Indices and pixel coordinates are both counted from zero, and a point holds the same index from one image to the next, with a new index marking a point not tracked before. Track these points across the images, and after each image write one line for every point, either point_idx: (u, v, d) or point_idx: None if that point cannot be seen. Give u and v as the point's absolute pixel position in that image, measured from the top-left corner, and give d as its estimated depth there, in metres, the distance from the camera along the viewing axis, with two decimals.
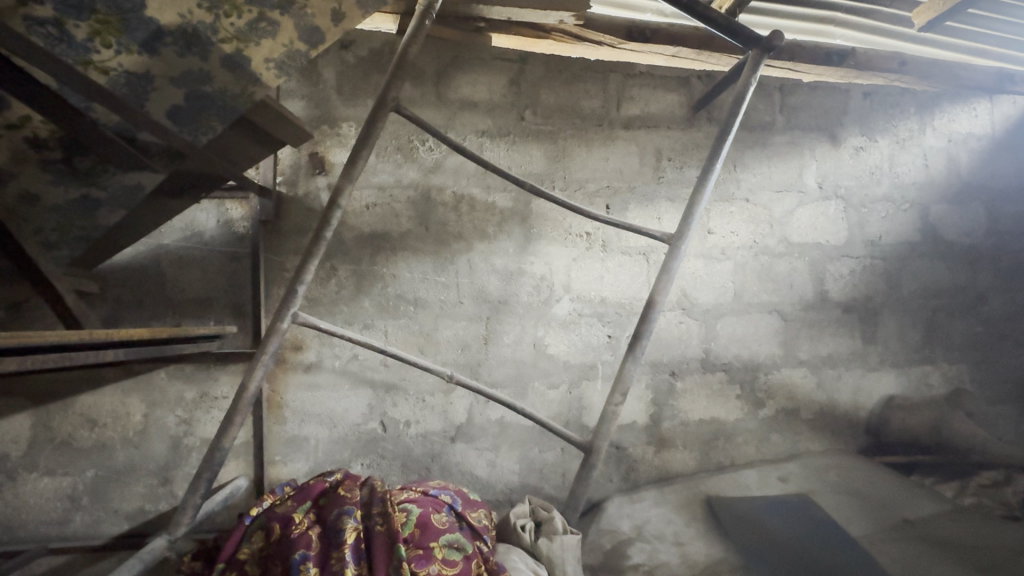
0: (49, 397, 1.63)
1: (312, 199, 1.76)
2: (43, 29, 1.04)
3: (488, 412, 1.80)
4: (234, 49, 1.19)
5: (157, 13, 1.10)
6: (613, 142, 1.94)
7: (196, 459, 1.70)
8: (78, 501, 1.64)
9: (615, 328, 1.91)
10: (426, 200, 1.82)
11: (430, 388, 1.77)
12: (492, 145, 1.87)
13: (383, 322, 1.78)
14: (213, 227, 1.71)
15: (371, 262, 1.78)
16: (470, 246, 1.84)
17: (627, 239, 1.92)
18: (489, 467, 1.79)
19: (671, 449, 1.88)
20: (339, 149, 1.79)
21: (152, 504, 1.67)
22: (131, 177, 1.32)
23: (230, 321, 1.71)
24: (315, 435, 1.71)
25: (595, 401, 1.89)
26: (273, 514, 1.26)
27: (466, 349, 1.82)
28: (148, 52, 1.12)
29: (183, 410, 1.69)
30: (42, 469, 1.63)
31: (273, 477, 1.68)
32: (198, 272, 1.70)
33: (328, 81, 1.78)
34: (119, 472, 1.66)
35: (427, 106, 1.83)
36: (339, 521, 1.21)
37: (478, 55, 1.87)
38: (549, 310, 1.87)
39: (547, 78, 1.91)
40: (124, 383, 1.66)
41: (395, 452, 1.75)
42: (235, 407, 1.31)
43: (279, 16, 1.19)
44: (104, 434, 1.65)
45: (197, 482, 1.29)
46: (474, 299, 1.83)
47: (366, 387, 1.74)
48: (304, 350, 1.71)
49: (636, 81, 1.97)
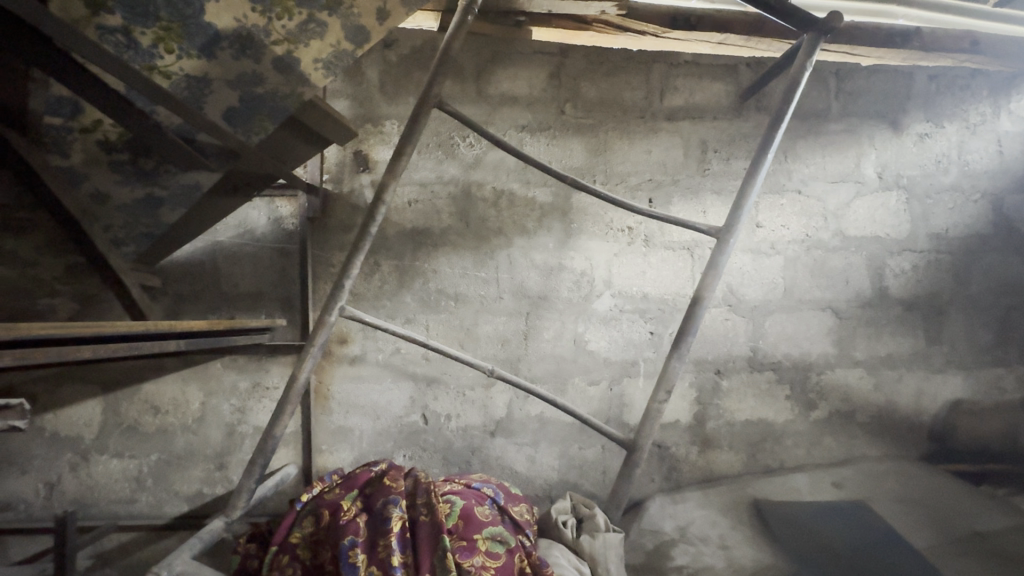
0: (118, 384, 1.74)
1: (356, 196, 1.81)
2: (113, 37, 1.13)
3: (527, 407, 1.80)
4: (284, 51, 1.23)
5: (214, 18, 1.15)
6: (656, 134, 1.89)
7: (249, 445, 1.78)
8: (143, 482, 1.75)
9: (657, 325, 1.87)
10: (467, 196, 1.83)
11: (471, 383, 1.79)
12: (532, 139, 1.86)
13: (424, 317, 1.81)
14: (264, 224, 1.78)
15: (413, 258, 1.81)
16: (510, 241, 1.84)
17: (671, 233, 1.87)
18: (529, 462, 1.79)
19: (716, 450, 1.83)
20: (382, 147, 1.82)
21: (209, 488, 1.76)
22: (190, 177, 1.39)
23: (280, 314, 1.78)
24: (359, 426, 1.76)
25: (637, 399, 1.85)
26: (322, 500, 1.29)
27: (506, 344, 1.82)
28: (207, 56, 1.19)
29: (237, 399, 1.77)
30: (112, 451, 1.74)
31: (320, 466, 1.74)
32: (250, 268, 1.77)
33: (371, 80, 1.82)
34: (179, 457, 1.76)
35: (468, 102, 1.84)
36: (385, 510, 1.23)
37: (518, 50, 1.86)
38: (590, 306, 1.85)
39: (588, 71, 1.88)
40: (184, 372, 1.75)
41: (436, 445, 1.78)
42: (287, 397, 1.36)
43: (327, 16, 1.23)
44: (166, 420, 1.75)
45: (252, 468, 1.35)
46: (514, 294, 1.83)
47: (408, 380, 1.77)
48: (348, 343, 1.76)
49: (681, 70, 1.91)
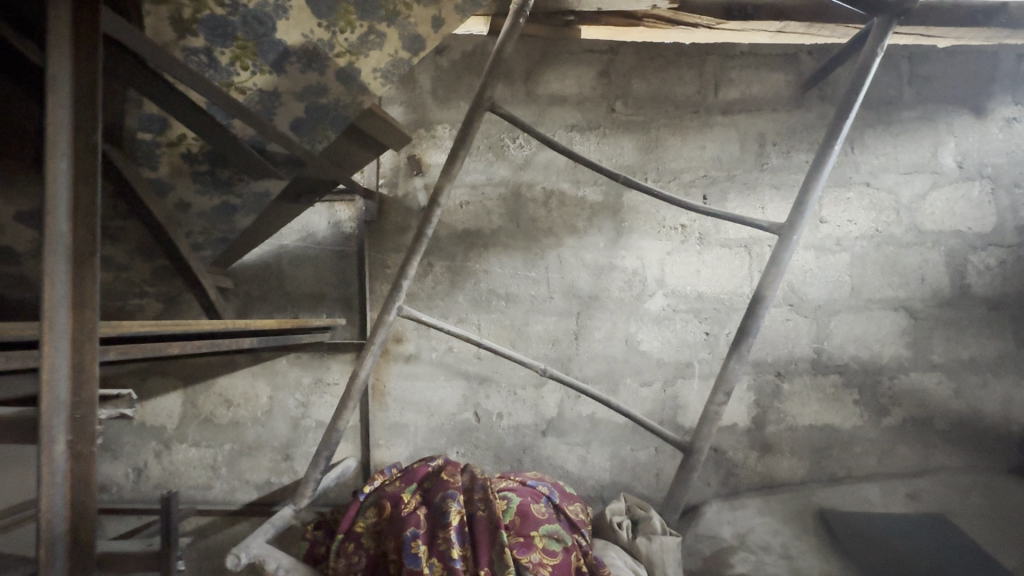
0: (196, 378, 1.88)
1: (410, 200, 1.86)
2: (197, 57, 1.23)
3: (578, 407, 1.80)
4: (346, 62, 1.30)
5: (284, 35, 1.22)
6: (710, 129, 1.84)
7: (312, 438, 1.87)
8: (218, 470, 1.88)
9: (713, 326, 1.81)
10: (517, 197, 1.85)
11: (522, 382, 1.80)
12: (581, 138, 1.85)
13: (476, 317, 1.84)
14: (325, 228, 1.86)
15: (464, 258, 1.84)
16: (561, 241, 1.84)
17: (727, 230, 1.82)
18: (580, 463, 1.79)
19: (777, 455, 1.75)
20: (435, 151, 1.87)
21: (276, 477, 1.87)
22: (261, 185, 1.49)
23: (340, 314, 1.86)
24: (414, 423, 1.81)
25: (692, 401, 1.81)
26: (384, 492, 1.35)
27: (556, 344, 1.82)
28: (277, 70, 1.27)
29: (301, 394, 1.87)
30: (191, 440, 1.88)
31: (377, 460, 1.81)
32: (312, 270, 1.87)
33: (424, 86, 1.87)
34: (250, 447, 1.87)
35: (518, 103, 1.86)
36: (444, 504, 1.26)
37: (568, 49, 1.86)
38: (642, 305, 1.82)
39: (639, 67, 1.86)
40: (254, 367, 1.87)
41: (488, 443, 1.80)
42: (348, 393, 1.42)
43: (385, 27, 1.29)
44: (238, 412, 1.88)
45: (318, 459, 1.41)
46: (565, 294, 1.83)
47: (461, 378, 1.81)
48: (403, 341, 1.82)
49: (737, 62, 1.85)
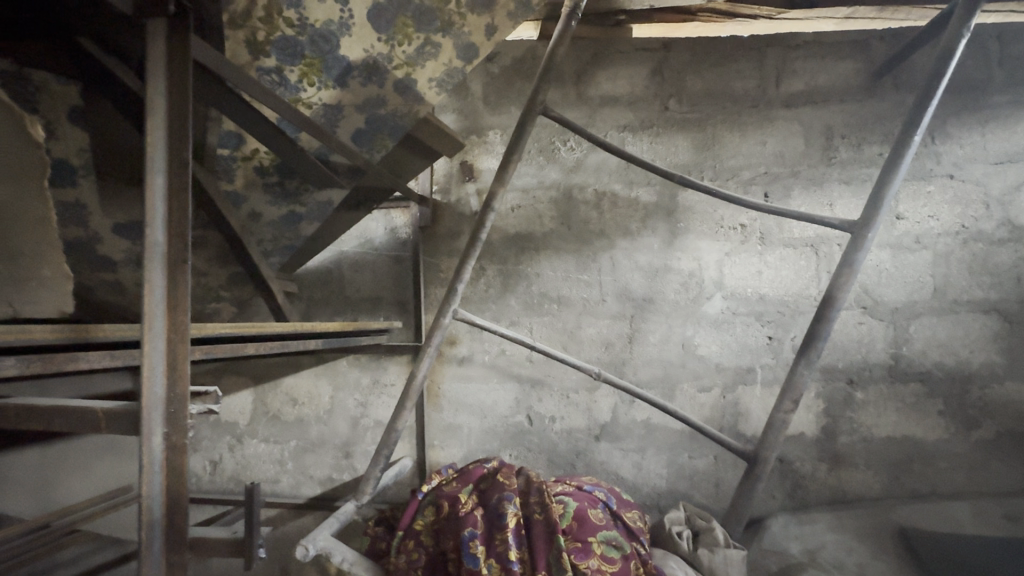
0: (265, 377, 2.00)
1: (463, 205, 1.90)
2: (269, 76, 1.30)
3: (633, 412, 1.77)
4: (404, 74, 1.34)
5: (347, 51, 1.27)
6: (771, 123, 1.76)
7: (371, 437, 1.93)
8: (285, 464, 1.98)
9: (776, 329, 1.73)
10: (569, 200, 1.85)
11: (575, 385, 1.79)
12: (634, 139, 1.82)
13: (528, 320, 1.84)
14: (382, 234, 1.93)
15: (516, 262, 1.86)
16: (613, 243, 1.81)
17: (791, 229, 1.73)
18: (635, 469, 1.75)
19: (849, 468, 1.65)
20: (486, 156, 1.90)
21: (338, 474, 1.94)
22: (324, 195, 1.57)
23: (396, 317, 1.92)
24: (468, 424, 1.84)
25: (754, 408, 1.73)
26: (441, 492, 1.38)
27: (610, 347, 1.80)
28: (340, 85, 1.33)
29: (360, 394, 1.94)
30: (261, 436, 2.00)
31: (433, 460, 1.84)
32: (370, 274, 1.94)
33: (475, 93, 1.91)
34: (314, 443, 1.97)
35: (568, 106, 1.85)
36: (500, 506, 1.27)
37: (620, 49, 1.84)
38: (699, 308, 1.76)
39: (694, 63, 1.80)
40: (317, 368, 1.97)
41: (541, 446, 1.80)
42: (406, 394, 1.45)
43: (440, 38, 1.31)
44: (302, 410, 1.97)
45: (378, 457, 1.45)
46: (618, 297, 1.80)
47: (513, 381, 1.82)
48: (457, 344, 1.85)
49: (800, 52, 1.76)
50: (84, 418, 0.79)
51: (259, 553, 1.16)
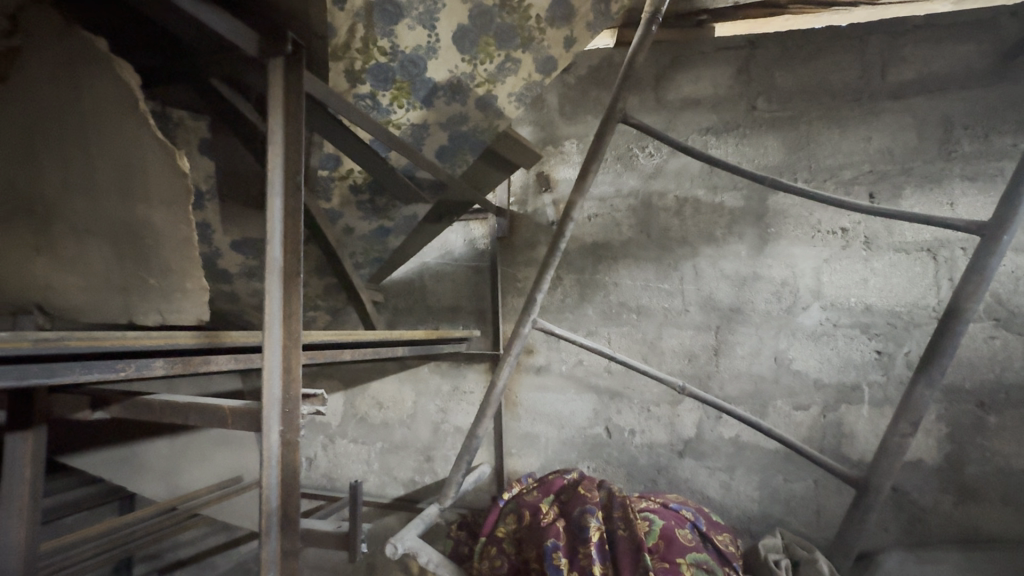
0: (354, 381, 2.13)
1: (540, 215, 1.92)
2: (364, 101, 1.36)
3: (719, 428, 1.67)
4: (485, 91, 1.38)
5: (434, 73, 1.32)
6: (876, 117, 1.61)
7: (451, 442, 1.99)
8: (371, 465, 2.09)
9: (886, 343, 1.56)
10: (648, 207, 1.80)
11: (656, 398, 1.73)
12: (717, 141, 1.75)
13: (606, 330, 1.81)
14: (461, 245, 2.00)
15: (594, 271, 1.84)
16: (696, 250, 1.74)
17: (902, 232, 1.56)
18: (722, 489, 1.65)
19: (981, 503, 1.44)
20: (563, 166, 1.91)
21: (420, 476, 2.02)
22: (410, 210, 1.65)
23: (475, 326, 1.97)
24: (545, 434, 1.84)
25: (861, 430, 1.57)
26: (523, 501, 1.39)
27: (693, 359, 1.72)
28: (427, 106, 1.39)
29: (441, 400, 2.01)
30: (350, 437, 2.13)
31: (510, 468, 1.86)
32: (450, 284, 2.01)
33: (551, 104, 1.93)
34: (397, 446, 2.06)
35: (646, 111, 1.82)
36: (582, 519, 1.26)
37: (701, 50, 1.78)
38: (794, 319, 1.64)
39: (784, 59, 1.70)
40: (401, 373, 2.06)
41: (620, 460, 1.75)
42: (487, 401, 1.46)
43: (521, 53, 1.34)
44: (387, 414, 2.08)
45: (459, 463, 1.46)
46: (702, 306, 1.72)
47: (591, 392, 1.80)
48: (534, 353, 1.86)
49: (910, 37, 1.60)
50: (212, 416, 0.88)
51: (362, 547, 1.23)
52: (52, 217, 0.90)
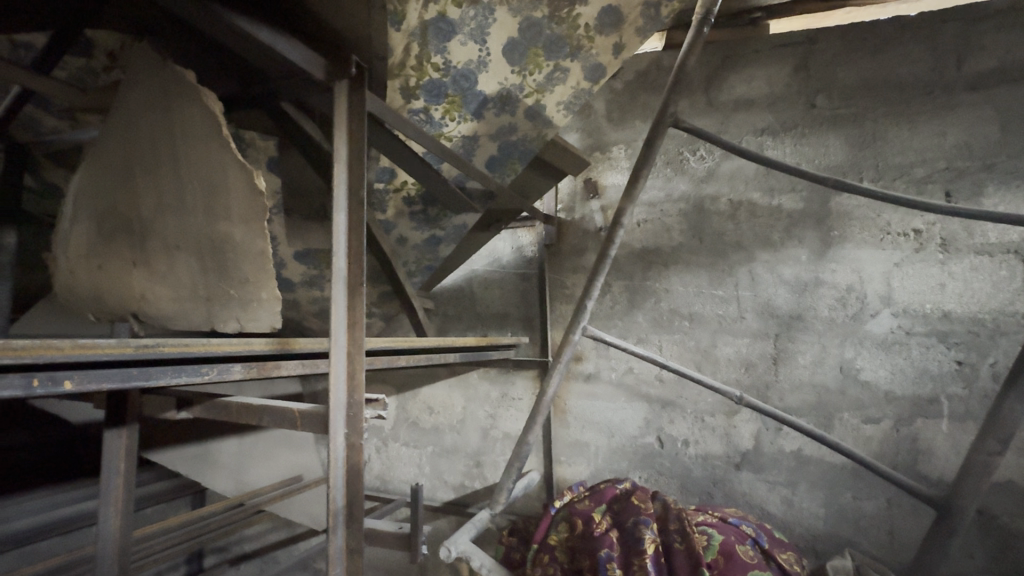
0: (406, 386, 2.19)
1: (587, 222, 1.92)
2: (418, 116, 1.41)
3: (780, 440, 1.60)
4: (534, 101, 1.40)
5: (484, 86, 1.35)
6: (952, 111, 1.50)
7: (500, 448, 2.01)
8: (423, 469, 2.14)
9: (968, 354, 1.45)
10: (700, 211, 1.76)
11: (711, 408, 1.68)
12: (774, 142, 1.69)
13: (657, 337, 1.78)
14: (509, 252, 2.02)
15: (644, 278, 1.81)
16: (752, 255, 1.68)
17: (984, 233, 1.45)
18: (784, 505, 1.58)
19: None
20: (611, 172, 1.90)
21: (470, 481, 2.04)
22: (460, 219, 1.69)
23: (523, 333, 1.98)
24: (595, 442, 1.82)
25: (940, 447, 1.45)
26: (575, 510, 1.39)
27: (750, 368, 1.66)
28: (477, 118, 1.42)
29: (490, 406, 2.03)
30: (402, 440, 2.19)
31: (560, 476, 1.85)
32: (498, 292, 2.03)
33: (599, 111, 1.93)
34: (448, 450, 2.10)
35: (697, 114, 1.78)
36: (637, 530, 1.24)
37: (756, 48, 1.73)
38: (861, 327, 1.55)
39: (845, 53, 1.63)
40: (451, 379, 2.11)
41: (673, 470, 1.71)
42: (537, 408, 1.46)
43: (569, 63, 1.34)
44: (438, 418, 2.12)
45: (509, 469, 1.46)
46: (758, 313, 1.66)
47: (642, 401, 1.77)
48: (583, 360, 1.85)
49: (990, 23, 1.48)
50: (284, 417, 0.94)
51: (422, 550, 1.36)
52: (145, 236, 0.96)
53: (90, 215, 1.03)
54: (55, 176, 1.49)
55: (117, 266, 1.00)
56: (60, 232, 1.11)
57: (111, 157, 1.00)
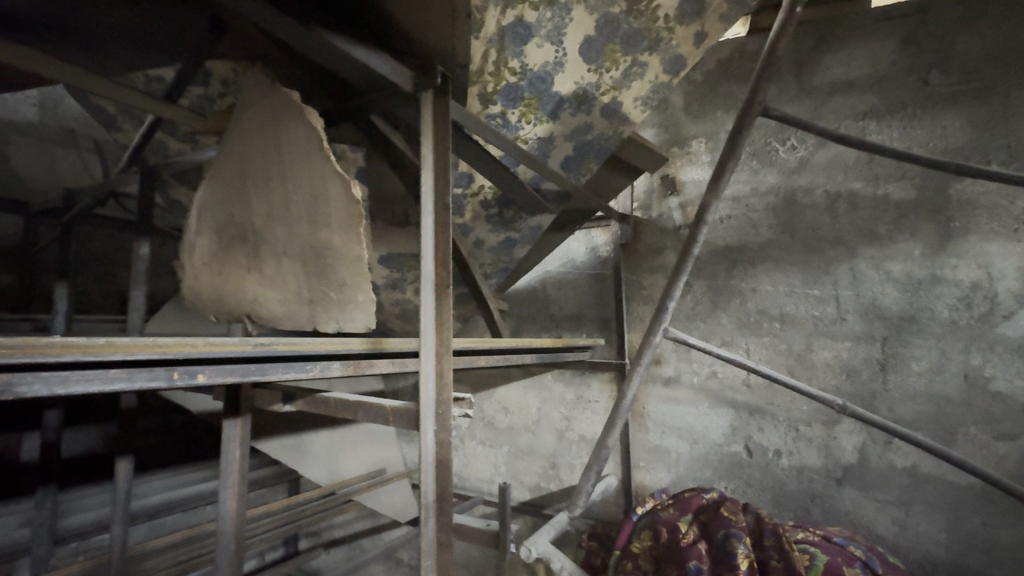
0: (482, 386, 2.23)
1: (665, 220, 1.86)
2: (495, 121, 1.43)
3: (889, 455, 1.45)
4: (611, 98, 1.38)
5: (560, 86, 1.34)
6: None
7: (576, 451, 1.99)
8: (499, 468, 2.17)
9: None
10: (791, 205, 1.64)
11: (806, 417, 1.56)
12: (879, 126, 1.53)
13: (744, 340, 1.67)
14: (583, 253, 2.00)
15: (728, 277, 1.71)
16: (853, 251, 1.54)
17: None
18: (896, 527, 1.42)
19: None
20: (690, 167, 1.82)
21: (545, 482, 2.04)
22: (535, 220, 1.70)
23: (599, 334, 1.95)
24: (676, 449, 1.75)
25: None
26: (659, 518, 1.34)
27: (853, 375, 1.51)
28: (553, 119, 1.42)
29: (565, 408, 2.02)
30: (479, 439, 2.24)
31: (639, 482, 1.80)
32: (573, 292, 2.02)
33: (677, 104, 1.86)
34: (523, 451, 2.11)
35: (787, 100, 1.66)
36: (728, 544, 1.18)
37: (856, 24, 1.58)
38: (992, 330, 1.37)
39: (966, 21, 1.44)
40: (525, 380, 2.12)
41: (764, 482, 1.60)
42: (616, 411, 1.42)
43: (648, 56, 1.31)
44: (513, 419, 2.15)
45: (588, 472, 1.44)
46: (862, 314, 1.52)
47: (728, 407, 1.67)
48: (662, 363, 1.79)
49: None
50: (377, 414, 0.99)
51: (510, 546, 1.49)
52: (258, 246, 1.06)
53: (212, 227, 1.15)
54: (179, 193, 1.69)
55: (235, 273, 1.11)
56: (185, 243, 1.24)
57: (229, 174, 1.11)
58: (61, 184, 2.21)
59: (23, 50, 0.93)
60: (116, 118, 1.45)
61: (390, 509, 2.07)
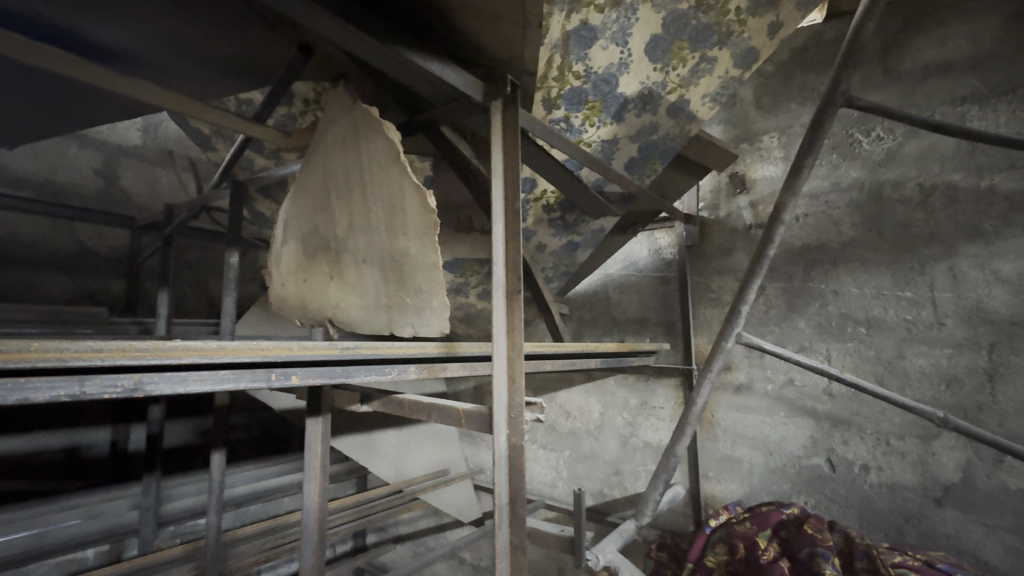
0: (543, 389, 2.24)
1: (735, 219, 1.78)
2: (558, 125, 1.43)
3: (1000, 475, 1.30)
4: (677, 96, 1.34)
5: (625, 86, 1.32)
6: None
7: (641, 458, 1.94)
8: (560, 472, 2.16)
9: None
10: (877, 200, 1.52)
11: (899, 431, 1.43)
12: (981, 111, 1.39)
13: (824, 346, 1.57)
14: (646, 255, 1.96)
15: (805, 279, 1.62)
16: (951, 249, 1.41)
17: None
18: (1009, 556, 1.27)
19: None
20: (761, 164, 1.74)
21: (608, 489, 2.01)
22: (597, 223, 1.69)
23: (663, 338, 1.90)
24: (749, 459, 1.67)
25: None
26: (734, 532, 1.28)
27: (955, 385, 1.38)
28: (617, 120, 1.40)
29: (629, 413, 1.98)
30: (540, 443, 2.24)
31: (708, 492, 1.73)
32: (636, 295, 1.98)
33: (746, 98, 1.79)
34: (585, 455, 2.09)
35: (871, 88, 1.56)
36: (814, 564, 1.11)
37: (953, 1, 1.45)
38: None
39: None
40: (587, 384, 2.10)
41: (850, 499, 1.49)
42: (685, 419, 1.38)
43: (717, 51, 1.27)
44: (574, 423, 2.13)
45: (656, 480, 1.40)
46: (964, 318, 1.38)
47: (807, 417, 1.57)
48: (733, 369, 1.72)
49: None
50: (450, 416, 1.02)
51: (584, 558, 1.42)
52: (339, 254, 1.13)
53: (298, 237, 1.23)
54: (264, 206, 1.82)
55: (318, 280, 1.18)
56: (273, 252, 1.34)
57: (313, 187, 1.19)
58: (163, 200, 2.46)
59: (157, 91, 1.06)
60: (212, 139, 1.59)
61: (454, 509, 2.11)
